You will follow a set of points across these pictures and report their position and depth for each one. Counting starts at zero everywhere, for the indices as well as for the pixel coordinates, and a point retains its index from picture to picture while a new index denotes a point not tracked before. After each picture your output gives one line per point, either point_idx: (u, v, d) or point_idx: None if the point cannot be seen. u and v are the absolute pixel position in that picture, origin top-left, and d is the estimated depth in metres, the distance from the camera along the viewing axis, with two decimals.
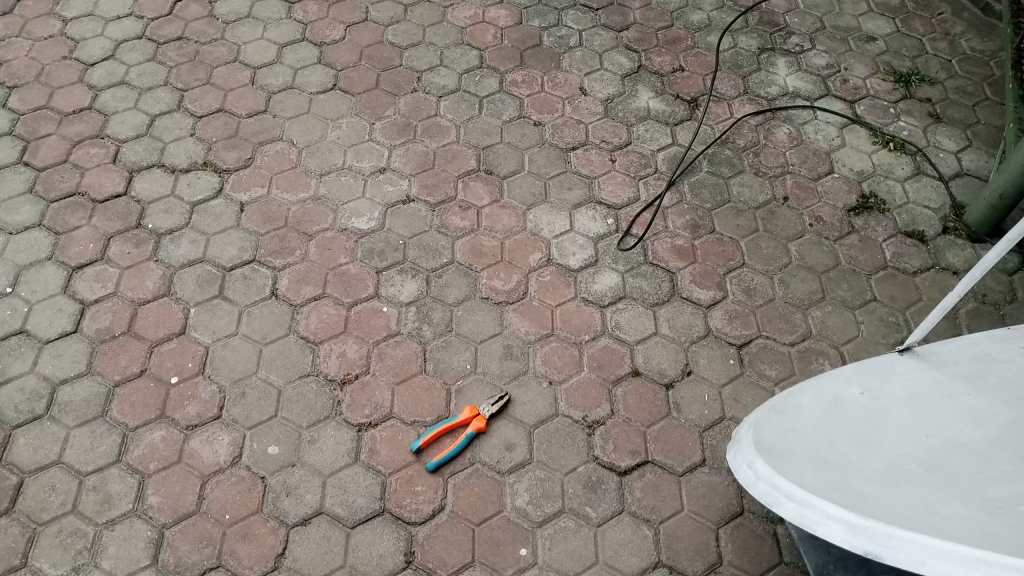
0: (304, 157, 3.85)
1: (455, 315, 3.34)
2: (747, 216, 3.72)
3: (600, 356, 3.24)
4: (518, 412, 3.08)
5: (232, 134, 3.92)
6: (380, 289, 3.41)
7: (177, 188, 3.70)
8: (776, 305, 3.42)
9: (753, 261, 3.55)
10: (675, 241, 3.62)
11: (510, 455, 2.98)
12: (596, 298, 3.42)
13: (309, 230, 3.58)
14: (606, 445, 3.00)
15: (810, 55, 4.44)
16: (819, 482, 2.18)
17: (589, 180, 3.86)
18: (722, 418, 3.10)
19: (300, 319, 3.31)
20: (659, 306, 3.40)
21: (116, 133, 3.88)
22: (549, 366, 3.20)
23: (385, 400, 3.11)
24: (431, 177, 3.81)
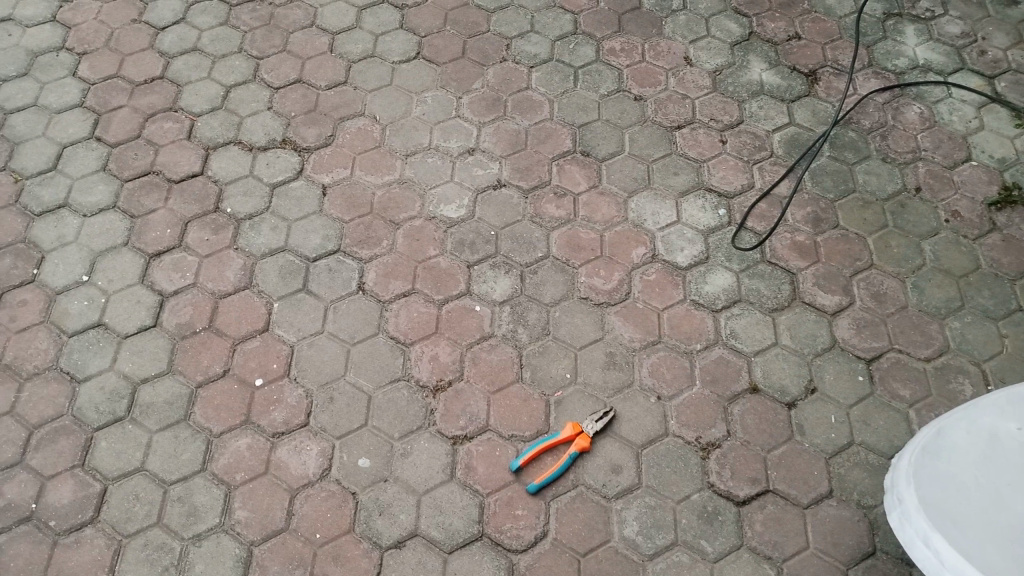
0: (388, 136, 3.59)
1: (553, 316, 3.10)
2: (875, 209, 3.37)
3: (713, 368, 2.99)
4: (624, 430, 2.86)
5: (311, 107, 3.67)
6: (473, 286, 3.17)
7: (255, 168, 3.48)
8: (909, 314, 3.11)
9: (883, 262, 3.23)
10: (795, 237, 3.30)
11: (617, 478, 2.76)
12: (707, 302, 3.14)
13: (395, 218, 3.34)
14: (723, 472, 2.78)
15: (943, 22, 3.97)
16: (1014, 565, 1.97)
17: (697, 164, 3.53)
18: (851, 443, 2.84)
19: (388, 317, 3.09)
20: (778, 312, 3.11)
21: (190, 106, 3.67)
22: (657, 379, 2.97)
23: (481, 410, 2.89)
24: (523, 159, 3.53)
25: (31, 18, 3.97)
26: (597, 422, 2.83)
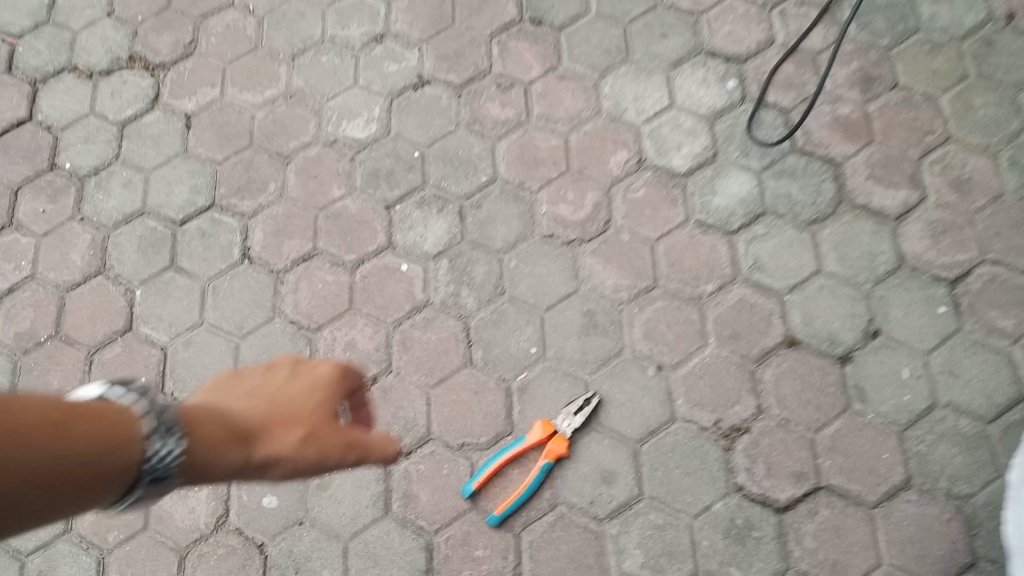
0: (268, 31, 2.64)
1: (507, 267, 2.26)
2: (949, 54, 2.39)
3: (733, 318, 2.14)
4: (614, 420, 2.05)
5: (162, 4, 2.71)
6: (395, 235, 2.33)
7: (97, 102, 2.59)
8: (1005, 205, 2.21)
9: (965, 131, 2.30)
10: (837, 110, 2.36)
11: (607, 490, 1.99)
12: (719, 222, 2.25)
13: (284, 149, 2.47)
14: (755, 469, 2.00)
15: None
16: None
17: (693, 18, 2.53)
18: (933, 407, 2.03)
19: (286, 294, 2.28)
20: (818, 226, 2.24)
21: (7, 24, 2.73)
22: (656, 342, 2.13)
23: (418, 413, 2.11)
24: (451, 41, 2.56)
25: None
26: (576, 415, 2.02)
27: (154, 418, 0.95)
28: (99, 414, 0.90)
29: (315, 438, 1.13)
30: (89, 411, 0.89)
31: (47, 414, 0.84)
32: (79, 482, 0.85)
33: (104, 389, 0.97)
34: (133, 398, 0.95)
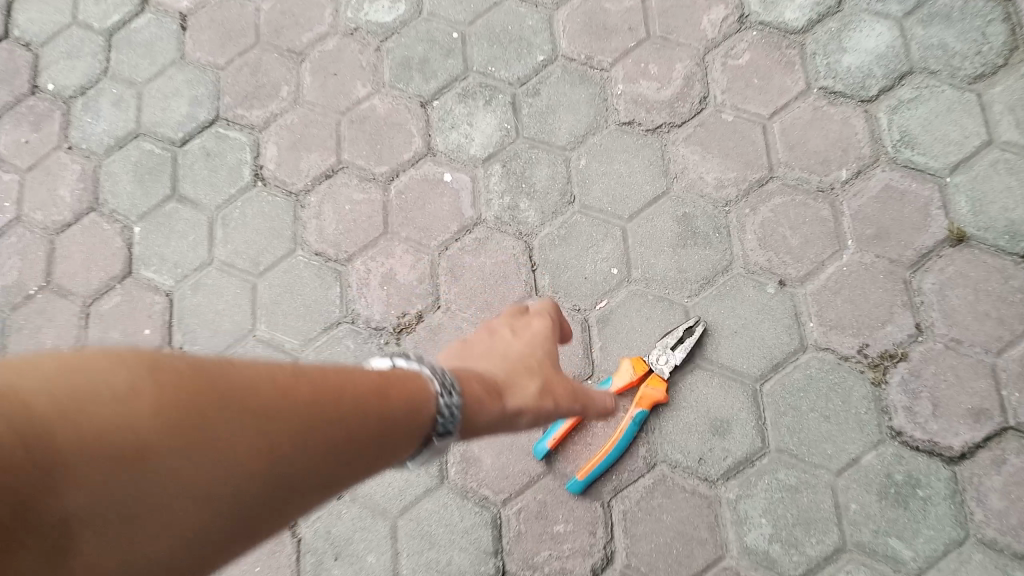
0: None
1: (575, 168, 1.78)
2: None
3: (877, 214, 1.63)
4: (726, 353, 1.59)
5: None
6: (434, 138, 1.88)
7: (81, 10, 2.19)
8: None
9: None
10: None
11: (719, 444, 1.54)
12: (851, 86, 1.73)
13: (296, 44, 2.03)
14: (917, 408, 1.50)
15: None
16: None
17: None
18: None
19: (308, 221, 1.86)
20: (986, 82, 1.68)
21: None
22: (775, 250, 1.64)
23: None
24: None
25: None
26: (673, 349, 1.56)
27: (438, 377, 0.95)
28: (393, 382, 0.90)
29: (551, 390, 1.13)
30: (390, 382, 0.90)
31: (297, 421, 0.76)
32: (386, 447, 0.86)
33: (392, 362, 0.99)
34: (423, 370, 0.97)
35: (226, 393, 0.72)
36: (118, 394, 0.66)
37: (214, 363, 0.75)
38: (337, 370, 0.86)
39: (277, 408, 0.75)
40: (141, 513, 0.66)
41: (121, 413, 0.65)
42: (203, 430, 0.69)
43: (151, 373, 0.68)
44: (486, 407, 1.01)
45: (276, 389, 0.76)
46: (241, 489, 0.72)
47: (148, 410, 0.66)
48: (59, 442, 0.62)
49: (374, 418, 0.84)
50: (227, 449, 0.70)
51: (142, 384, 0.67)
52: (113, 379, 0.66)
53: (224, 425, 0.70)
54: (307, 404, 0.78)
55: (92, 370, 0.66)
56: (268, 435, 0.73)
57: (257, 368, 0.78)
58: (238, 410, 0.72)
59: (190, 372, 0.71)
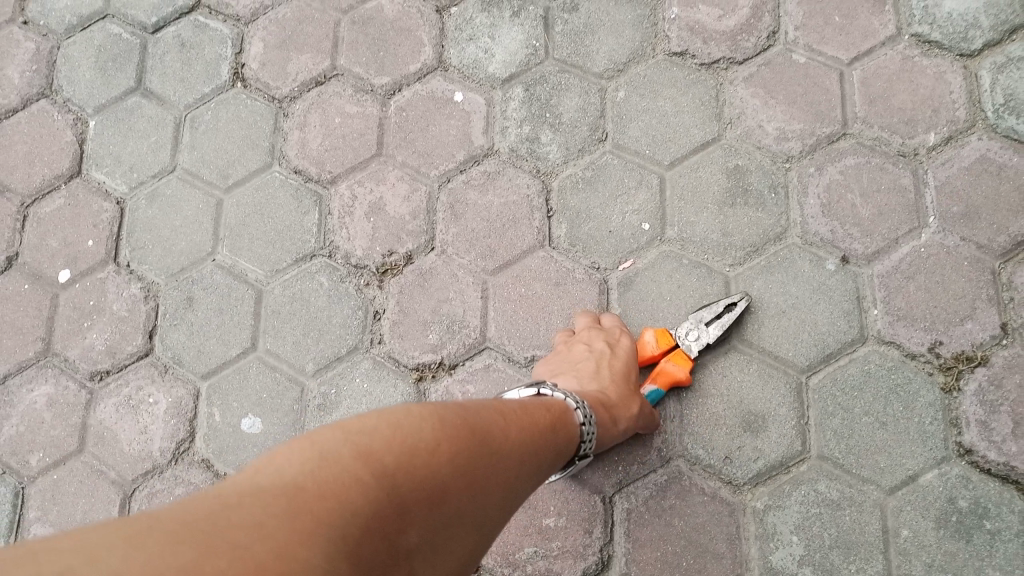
0: None
1: (612, 100, 1.51)
2: None
3: (968, 189, 1.36)
4: (770, 337, 1.33)
5: None
6: (450, 51, 1.59)
7: None
8: None
9: None
10: None
11: (750, 442, 1.29)
12: (952, 35, 1.44)
13: None
14: (995, 424, 1.25)
15: None
16: None
17: None
18: None
19: (291, 132, 1.58)
20: None
21: None
22: (840, 222, 1.37)
23: (469, 311, 1.42)
24: None
25: None
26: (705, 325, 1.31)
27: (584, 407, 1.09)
28: (564, 410, 1.05)
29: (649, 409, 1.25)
30: (565, 401, 1.08)
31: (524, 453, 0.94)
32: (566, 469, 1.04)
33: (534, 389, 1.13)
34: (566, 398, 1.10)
35: (491, 437, 0.90)
36: (426, 447, 0.82)
37: (468, 407, 0.91)
38: (535, 403, 1.02)
39: (517, 443, 0.93)
40: (449, 536, 0.86)
41: (437, 465, 0.82)
42: (480, 469, 0.87)
43: (440, 425, 0.85)
44: (611, 430, 1.15)
45: (513, 426, 0.94)
46: (501, 509, 0.92)
47: (447, 456, 0.83)
48: (406, 498, 0.80)
49: (560, 445, 1.02)
50: (495, 479, 0.90)
51: (442, 437, 0.84)
52: (423, 435, 0.83)
53: (491, 461, 0.89)
54: (533, 433, 0.96)
55: (407, 431, 0.83)
56: (516, 467, 0.92)
57: (494, 409, 0.95)
58: (499, 448, 0.90)
59: (465, 421, 0.88)
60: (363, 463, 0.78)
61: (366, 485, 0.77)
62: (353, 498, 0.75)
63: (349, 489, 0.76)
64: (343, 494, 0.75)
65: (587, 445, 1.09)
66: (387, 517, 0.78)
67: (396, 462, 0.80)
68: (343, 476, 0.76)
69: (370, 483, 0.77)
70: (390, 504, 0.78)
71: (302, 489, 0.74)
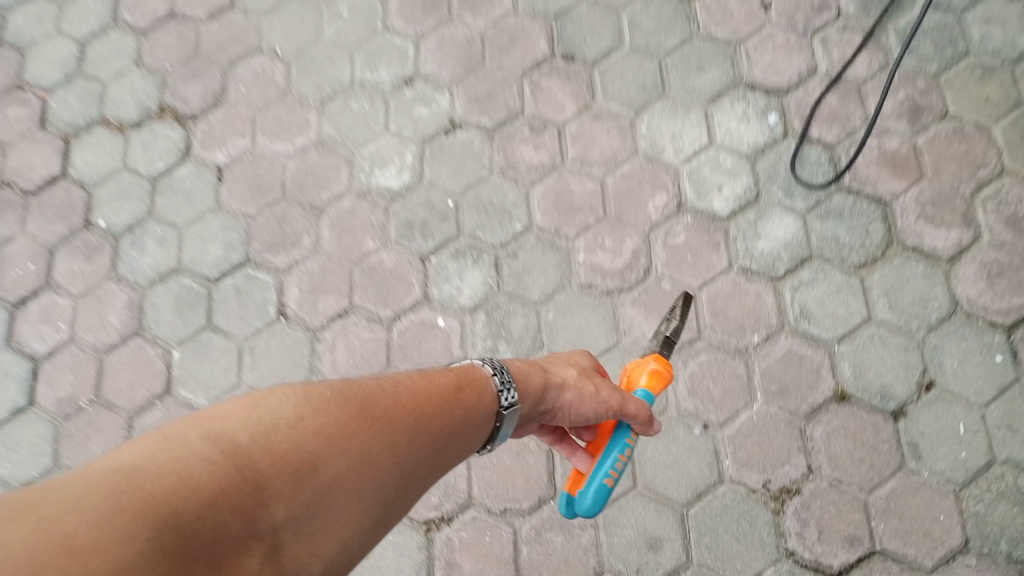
0: (296, 77, 2.57)
1: (545, 320, 2.20)
2: (1002, 79, 2.29)
3: (780, 373, 2.07)
4: (661, 483, 2.00)
5: (190, 54, 2.68)
6: (431, 289, 2.28)
7: (129, 156, 2.59)
8: None
9: (1018, 163, 2.21)
10: (885, 147, 2.26)
11: (653, 556, 1.95)
12: (764, 267, 2.18)
13: (316, 201, 2.42)
14: (806, 533, 1.93)
15: None
16: None
17: (730, 49, 2.41)
18: (992, 463, 1.94)
19: (323, 354, 2.25)
20: (868, 269, 2.15)
21: (40, 79, 2.76)
22: (701, 399, 2.07)
23: (458, 477, 2.07)
24: (482, 82, 2.48)
25: None
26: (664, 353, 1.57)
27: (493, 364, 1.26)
28: (445, 385, 1.17)
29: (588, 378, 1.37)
30: (468, 388, 1.19)
31: (398, 428, 1.05)
32: (451, 447, 1.14)
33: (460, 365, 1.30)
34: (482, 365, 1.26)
35: (360, 412, 1.02)
36: (290, 430, 0.95)
37: (338, 388, 1.05)
38: (432, 376, 1.17)
39: (391, 418, 1.04)
40: (325, 509, 0.96)
41: (295, 441, 0.94)
42: (351, 438, 0.99)
43: (307, 407, 0.98)
44: (533, 392, 1.27)
45: (387, 398, 1.06)
46: (382, 485, 1.02)
47: (309, 433, 0.96)
48: (262, 472, 0.90)
49: (455, 415, 1.14)
50: (366, 460, 0.99)
51: (304, 413, 0.98)
52: (283, 415, 0.96)
53: (361, 431, 1.00)
54: (413, 407, 1.08)
55: (266, 414, 0.95)
56: (391, 436, 1.03)
57: (372, 387, 1.09)
58: (370, 426, 1.01)
59: (335, 399, 1.01)
60: (213, 441, 0.90)
61: (215, 462, 0.88)
62: (199, 474, 0.85)
63: (200, 468, 0.86)
64: (190, 461, 0.86)
65: (485, 417, 1.20)
66: (240, 490, 0.88)
67: (253, 442, 0.92)
68: (195, 454, 0.87)
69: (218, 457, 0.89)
70: (243, 478, 0.89)
71: (142, 469, 0.83)
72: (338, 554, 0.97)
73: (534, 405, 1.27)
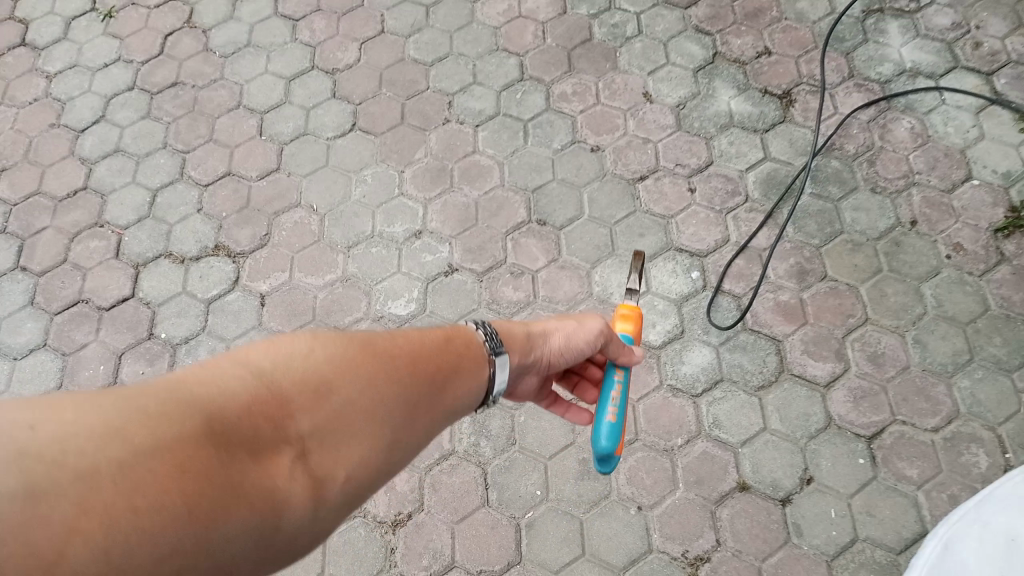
0: (328, 226, 3.29)
1: (518, 422, 2.83)
2: (867, 251, 3.04)
3: (697, 467, 2.70)
4: (604, 550, 2.60)
5: (243, 204, 3.38)
6: None
7: (188, 282, 3.23)
8: (912, 376, 2.81)
9: (879, 314, 2.92)
10: (779, 297, 2.98)
11: None
12: (687, 386, 2.84)
13: (340, 323, 3.08)
14: None
15: (930, 13, 3.56)
16: None
17: (664, 220, 3.17)
18: (855, 540, 2.56)
19: None
20: (765, 390, 2.82)
21: (116, 217, 3.42)
22: (637, 486, 2.69)
23: (444, 544, 2.67)
24: (475, 237, 3.20)
25: None
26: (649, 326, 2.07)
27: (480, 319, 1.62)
28: (437, 344, 1.46)
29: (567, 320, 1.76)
30: (458, 339, 1.51)
31: (398, 366, 1.33)
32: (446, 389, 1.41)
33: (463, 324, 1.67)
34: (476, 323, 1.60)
35: (363, 350, 1.31)
36: (308, 357, 1.24)
37: (348, 336, 1.34)
38: (424, 332, 1.47)
39: (392, 357, 1.33)
40: (345, 422, 1.21)
41: (310, 366, 1.23)
42: (353, 368, 1.26)
43: (322, 344, 1.28)
44: (518, 340, 1.63)
45: (388, 344, 1.36)
46: (390, 407, 1.28)
47: (322, 359, 1.25)
48: (283, 391, 1.18)
49: (441, 364, 1.42)
50: (372, 382, 1.27)
51: (314, 349, 1.27)
52: (298, 351, 1.25)
53: (363, 362, 1.28)
54: (408, 352, 1.37)
55: (284, 350, 1.25)
56: (391, 369, 1.31)
57: (374, 337, 1.37)
58: (372, 359, 1.30)
59: (343, 340, 1.31)
60: (242, 369, 1.19)
61: (239, 382, 1.16)
62: (227, 389, 1.14)
63: (228, 387, 1.15)
64: (226, 379, 1.16)
65: (470, 368, 1.48)
66: (266, 403, 1.15)
67: (279, 365, 1.22)
68: (225, 378, 1.16)
69: (251, 376, 1.18)
70: (266, 393, 1.17)
71: (183, 385, 1.11)
72: (365, 464, 1.22)
73: (525, 342, 1.64)
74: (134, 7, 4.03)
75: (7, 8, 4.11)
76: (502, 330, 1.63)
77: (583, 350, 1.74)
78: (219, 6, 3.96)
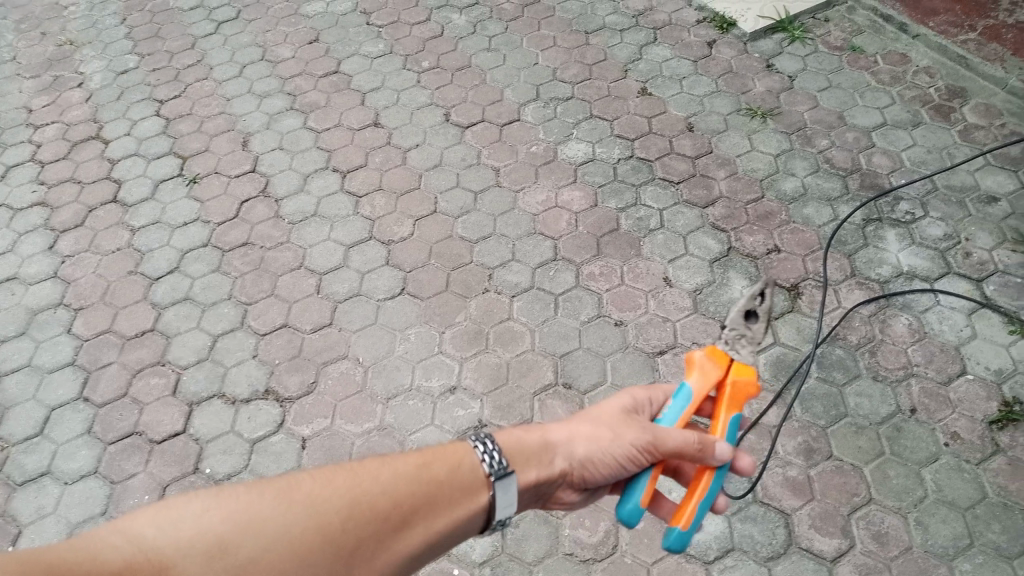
0: (370, 378, 3.58)
1: None
2: (870, 434, 3.25)
3: None
4: None
5: (295, 353, 3.70)
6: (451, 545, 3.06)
7: (236, 423, 3.48)
8: (915, 557, 2.92)
9: (882, 495, 3.08)
10: (788, 472, 3.17)
11: None
12: (699, 553, 2.98)
13: None
14: None
15: (924, 224, 3.98)
16: None
17: None
18: None
19: None
20: (774, 561, 2.94)
21: (178, 358, 3.73)
22: None
23: None
24: (504, 395, 3.47)
25: (33, 275, 4.15)
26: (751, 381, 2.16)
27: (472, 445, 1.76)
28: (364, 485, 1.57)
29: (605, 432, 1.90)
30: (425, 469, 1.66)
31: (307, 523, 1.46)
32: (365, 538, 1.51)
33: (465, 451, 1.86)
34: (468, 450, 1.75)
35: (262, 509, 1.45)
36: (197, 525, 1.40)
37: (256, 492, 1.50)
38: (354, 472, 1.60)
39: (293, 514, 1.46)
40: None
41: (206, 529, 1.40)
42: (251, 527, 1.42)
43: (218, 507, 1.44)
44: (522, 452, 1.80)
45: (295, 500, 1.49)
46: (292, 561, 1.41)
47: (216, 525, 1.41)
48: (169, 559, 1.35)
49: (368, 509, 1.53)
50: (264, 545, 1.41)
51: (210, 510, 1.43)
52: (193, 514, 1.42)
53: (263, 522, 1.43)
54: (313, 505, 1.49)
55: (182, 512, 1.42)
56: (296, 526, 1.45)
57: (293, 488, 1.52)
58: (266, 521, 1.43)
59: (244, 500, 1.47)
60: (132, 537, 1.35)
61: (129, 546, 1.33)
62: (112, 552, 1.30)
63: (116, 548, 1.32)
64: (114, 544, 1.32)
65: (437, 503, 1.63)
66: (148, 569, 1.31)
67: (167, 535, 1.38)
68: (117, 542, 1.33)
69: (135, 544, 1.34)
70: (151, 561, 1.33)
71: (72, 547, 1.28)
72: None
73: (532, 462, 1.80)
74: (217, 176, 4.56)
75: (105, 170, 4.66)
76: (510, 439, 1.83)
77: (602, 452, 1.87)
78: (292, 180, 4.49)
